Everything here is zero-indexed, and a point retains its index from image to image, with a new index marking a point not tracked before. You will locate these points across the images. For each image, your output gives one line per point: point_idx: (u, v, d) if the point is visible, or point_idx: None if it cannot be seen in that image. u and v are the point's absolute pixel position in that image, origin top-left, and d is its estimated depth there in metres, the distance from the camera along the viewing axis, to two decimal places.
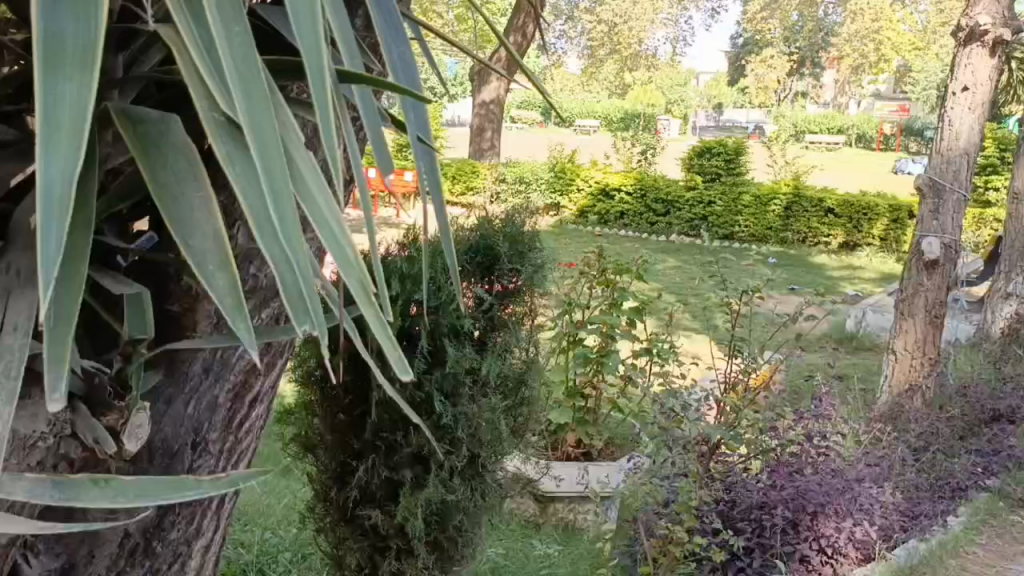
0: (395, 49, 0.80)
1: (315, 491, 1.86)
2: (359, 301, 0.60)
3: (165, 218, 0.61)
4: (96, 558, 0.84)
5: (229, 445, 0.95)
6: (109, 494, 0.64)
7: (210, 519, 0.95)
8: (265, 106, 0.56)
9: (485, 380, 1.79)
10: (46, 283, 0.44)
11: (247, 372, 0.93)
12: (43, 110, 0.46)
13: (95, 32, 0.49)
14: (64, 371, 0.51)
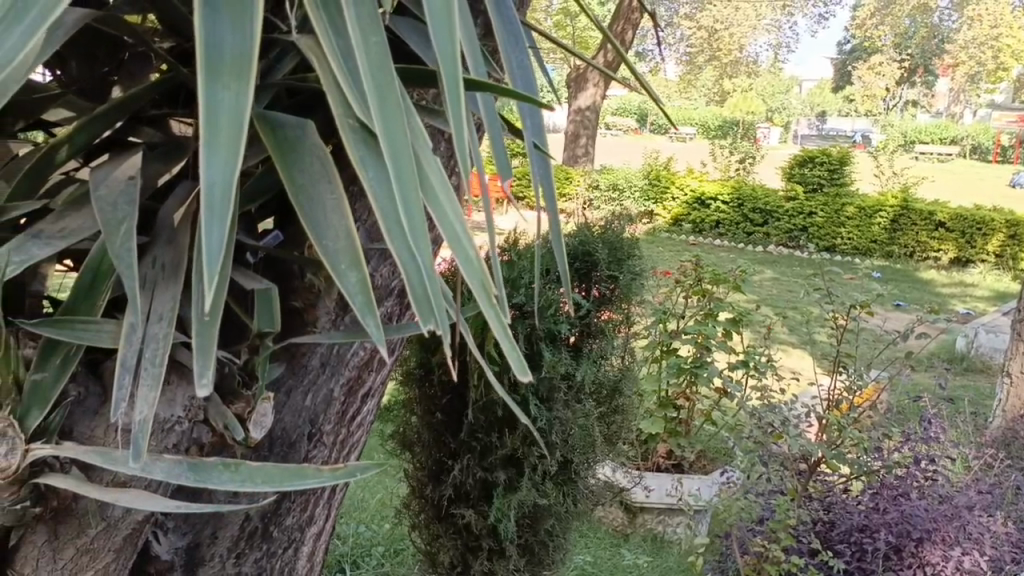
0: (514, 58, 0.81)
1: (411, 488, 1.90)
2: (481, 302, 0.61)
3: (301, 218, 0.64)
4: (219, 539, 0.87)
5: (341, 437, 1.00)
6: (238, 479, 0.68)
7: (321, 507, 1.00)
8: (397, 114, 0.58)
9: (580, 386, 1.80)
10: (210, 277, 0.48)
11: (360, 368, 0.97)
12: (206, 116, 0.50)
13: (250, 42, 0.52)
14: (213, 360, 0.55)
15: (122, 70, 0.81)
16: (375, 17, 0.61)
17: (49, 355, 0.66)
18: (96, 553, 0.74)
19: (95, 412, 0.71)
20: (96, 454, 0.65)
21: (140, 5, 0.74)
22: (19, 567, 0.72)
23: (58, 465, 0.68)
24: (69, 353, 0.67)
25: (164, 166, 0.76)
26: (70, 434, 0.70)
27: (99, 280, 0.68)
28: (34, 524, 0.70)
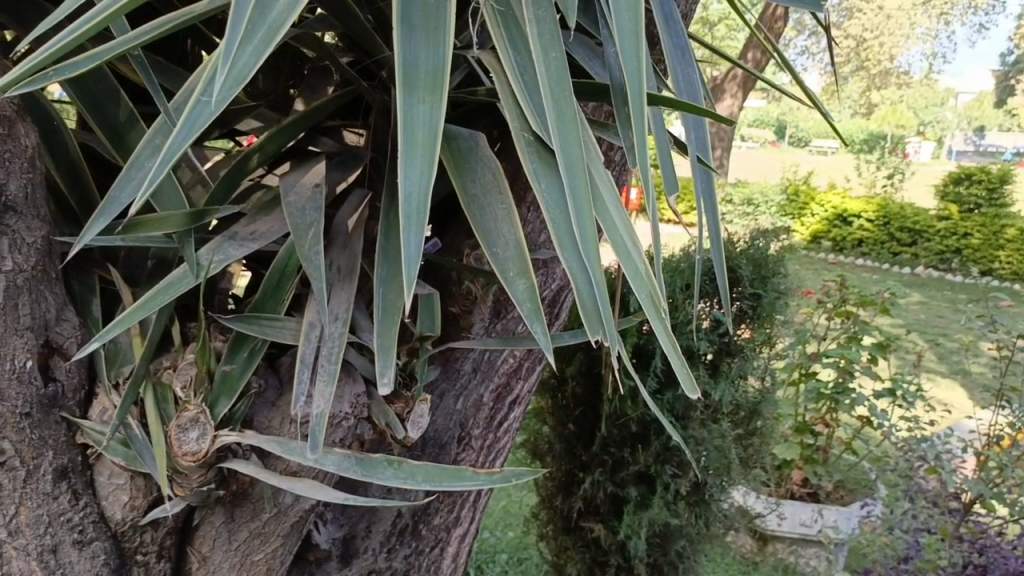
0: (682, 74, 0.79)
1: (540, 498, 1.91)
2: (650, 315, 0.60)
3: (474, 228, 0.66)
4: (372, 533, 0.91)
5: (487, 442, 1.01)
6: (401, 476, 0.73)
7: (467, 511, 1.01)
8: (576, 128, 0.58)
9: (717, 406, 1.79)
10: (408, 281, 0.51)
11: (509, 374, 0.99)
12: (403, 128, 0.52)
13: (443, 59, 0.55)
14: (394, 359, 0.61)
15: (303, 83, 0.86)
16: (555, 30, 0.61)
17: (238, 348, 0.71)
18: (266, 536, 0.78)
19: (273, 403, 0.76)
20: (277, 444, 0.70)
21: (329, 21, 0.76)
22: (198, 546, 0.78)
23: (240, 452, 0.72)
24: (255, 346, 0.73)
25: (342, 174, 0.80)
26: (251, 422, 0.75)
27: (285, 280, 0.73)
28: (215, 506, 0.75)
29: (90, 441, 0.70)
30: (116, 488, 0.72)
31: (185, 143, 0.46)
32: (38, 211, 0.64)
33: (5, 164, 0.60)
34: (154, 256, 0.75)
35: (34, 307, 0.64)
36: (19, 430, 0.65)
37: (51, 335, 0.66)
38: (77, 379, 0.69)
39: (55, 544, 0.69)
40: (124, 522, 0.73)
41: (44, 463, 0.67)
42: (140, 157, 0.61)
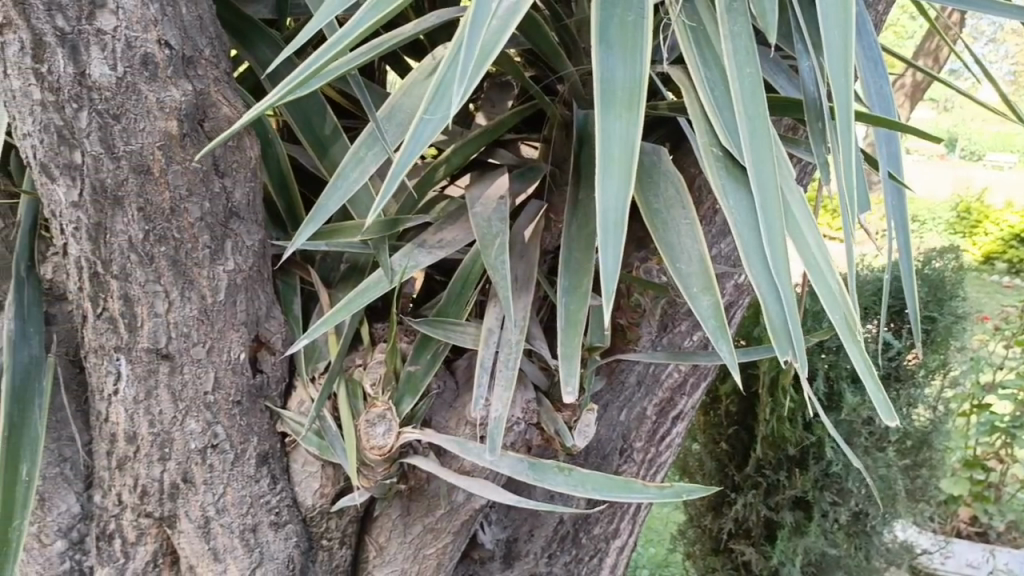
0: (874, 84, 0.76)
1: (689, 516, 1.89)
2: (844, 336, 0.59)
3: (657, 242, 0.66)
4: (534, 537, 0.94)
5: (649, 456, 1.01)
6: (573, 483, 0.74)
7: (628, 523, 1.00)
8: (772, 147, 0.57)
9: (883, 434, 1.69)
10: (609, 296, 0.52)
11: (674, 389, 0.98)
12: (601, 146, 0.53)
13: (640, 76, 0.55)
14: (577, 367, 0.64)
15: (483, 97, 0.89)
16: (751, 46, 0.59)
17: (422, 350, 0.75)
18: (438, 532, 0.81)
19: (450, 405, 0.80)
20: (455, 444, 0.73)
21: (517, 39, 0.79)
22: (375, 535, 0.82)
23: (420, 449, 0.76)
24: (437, 349, 0.76)
25: (522, 187, 0.81)
26: (429, 422, 0.79)
27: (467, 289, 0.76)
28: (393, 498, 0.79)
29: (288, 430, 0.75)
30: (308, 475, 0.77)
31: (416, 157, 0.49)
32: (257, 217, 0.70)
33: (233, 173, 0.67)
34: (346, 261, 0.81)
35: (249, 306, 0.71)
36: (231, 416, 0.72)
37: (260, 331, 0.73)
38: (279, 372, 0.76)
39: (255, 524, 0.75)
40: (313, 508, 0.78)
41: (249, 446, 0.73)
42: (346, 170, 0.66)
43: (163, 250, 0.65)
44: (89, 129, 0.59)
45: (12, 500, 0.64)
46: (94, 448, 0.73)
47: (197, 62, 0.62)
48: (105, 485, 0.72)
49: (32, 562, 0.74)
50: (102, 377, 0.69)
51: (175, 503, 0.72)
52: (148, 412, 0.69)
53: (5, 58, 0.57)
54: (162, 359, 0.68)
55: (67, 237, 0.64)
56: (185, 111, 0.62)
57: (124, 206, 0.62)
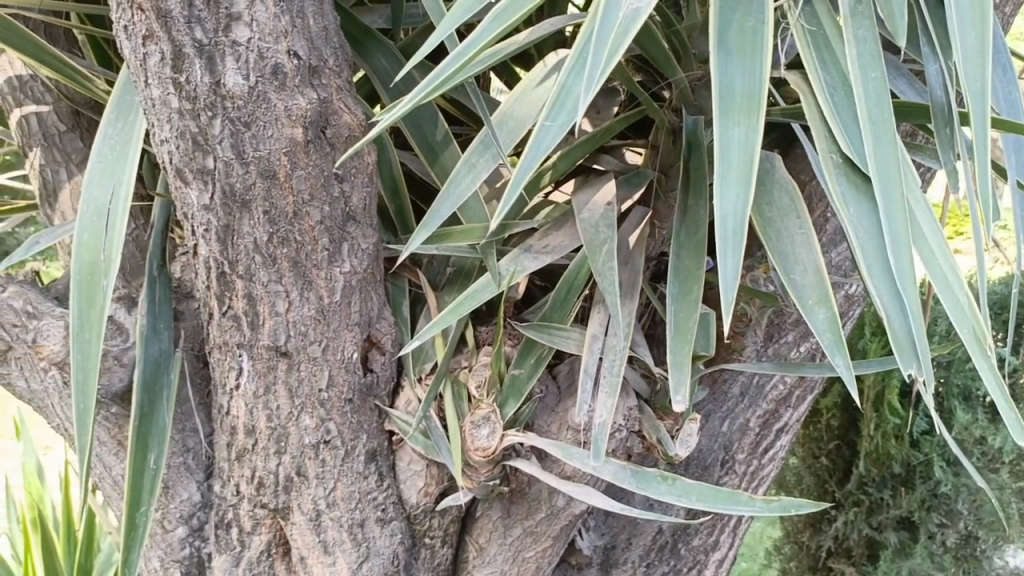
0: (1003, 89, 0.73)
1: (785, 531, 1.85)
2: (974, 352, 0.56)
3: (769, 250, 0.65)
4: (633, 545, 0.94)
5: (751, 469, 0.99)
6: (677, 493, 0.73)
7: (728, 536, 0.99)
8: (897, 154, 0.55)
9: (997, 455, 1.62)
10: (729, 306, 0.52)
11: (779, 401, 0.96)
12: (720, 154, 0.52)
13: (760, 83, 0.53)
14: (688, 375, 0.63)
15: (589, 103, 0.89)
16: (876, 53, 0.58)
17: (526, 354, 0.76)
18: (538, 535, 0.82)
19: (552, 409, 0.80)
20: (558, 448, 0.73)
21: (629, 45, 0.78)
22: (476, 536, 0.83)
23: (522, 452, 0.77)
24: (541, 353, 0.77)
25: (629, 193, 0.80)
26: (532, 426, 0.79)
27: (572, 293, 0.76)
28: (494, 500, 0.80)
29: (396, 429, 0.77)
30: (413, 474, 0.79)
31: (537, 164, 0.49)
32: (372, 221, 0.72)
33: (352, 179, 0.69)
34: (452, 264, 0.83)
35: (363, 306, 0.73)
36: (343, 413, 0.74)
37: (372, 331, 0.75)
38: (388, 372, 0.78)
39: (363, 519, 0.77)
40: (417, 506, 0.80)
41: (359, 443, 0.75)
42: (458, 175, 0.67)
43: (285, 252, 0.68)
44: (221, 135, 0.62)
45: (142, 486, 0.68)
46: (215, 439, 0.76)
47: (322, 71, 0.65)
48: (224, 475, 0.76)
49: (156, 547, 0.78)
50: (225, 372, 0.73)
51: (289, 495, 0.75)
52: (267, 407, 0.73)
53: (146, 67, 0.61)
54: (281, 357, 0.71)
55: (197, 239, 0.68)
56: (310, 119, 0.64)
57: (251, 209, 0.65)
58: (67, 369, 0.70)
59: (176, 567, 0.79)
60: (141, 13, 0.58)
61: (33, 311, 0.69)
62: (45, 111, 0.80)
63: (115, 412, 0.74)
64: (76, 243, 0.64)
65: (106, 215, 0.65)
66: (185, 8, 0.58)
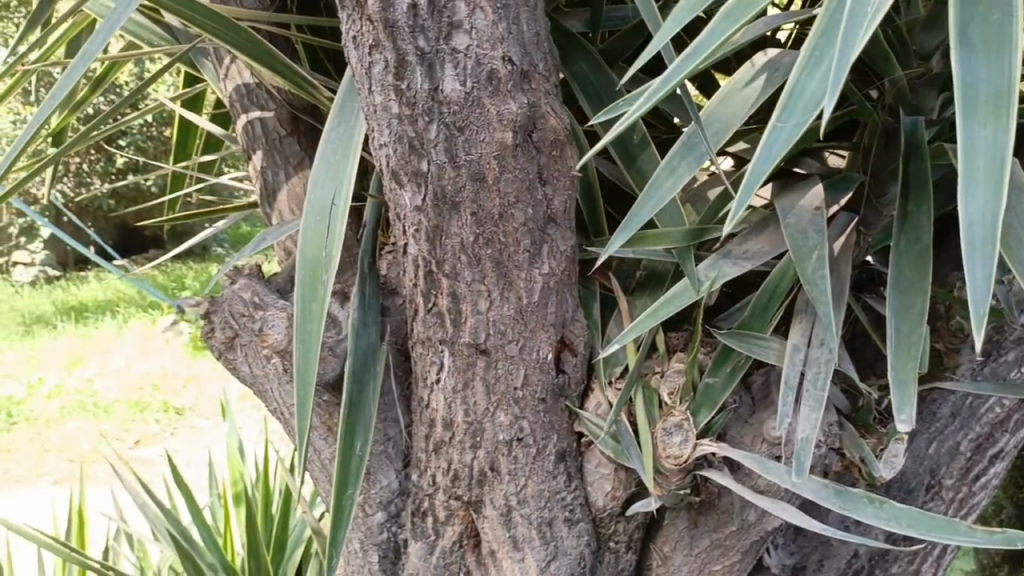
0: None
1: (980, 563, 1.71)
2: None
3: (1009, 260, 0.60)
4: (824, 568, 0.90)
5: (960, 496, 0.91)
6: (884, 517, 0.69)
7: (931, 566, 0.93)
8: None
9: None
10: (980, 325, 0.46)
11: (995, 425, 0.88)
12: (964, 163, 0.45)
13: (1010, 73, 0.45)
14: (915, 394, 0.59)
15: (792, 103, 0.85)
16: None
17: (722, 362, 0.74)
18: (726, 549, 0.80)
19: (746, 420, 0.77)
20: (755, 461, 0.71)
21: None
22: (661, 544, 0.82)
23: (714, 462, 0.74)
24: (738, 362, 0.74)
25: (836, 199, 0.75)
26: (725, 436, 0.76)
27: (773, 302, 0.74)
28: (682, 509, 0.79)
29: (586, 430, 0.78)
30: (601, 477, 0.78)
31: (770, 169, 0.48)
32: (571, 224, 0.73)
33: (554, 182, 0.70)
34: (644, 267, 0.82)
35: (559, 308, 0.74)
36: (536, 412, 0.75)
37: (566, 333, 0.76)
38: (580, 373, 0.78)
39: (551, 518, 0.78)
40: (604, 509, 0.80)
41: (550, 444, 0.77)
42: (658, 180, 0.66)
43: (489, 252, 0.70)
44: (437, 139, 0.65)
45: (349, 472, 0.71)
46: (413, 430, 0.80)
47: (532, 76, 0.66)
48: (422, 465, 0.79)
49: (356, 530, 0.82)
50: (427, 366, 0.76)
51: (482, 489, 0.77)
52: (464, 402, 0.75)
53: (370, 75, 0.64)
54: (480, 354, 0.73)
55: (408, 238, 0.72)
56: (520, 123, 0.65)
57: (461, 211, 0.68)
58: (287, 357, 0.76)
59: (374, 550, 0.83)
60: (369, 23, 0.62)
61: (259, 303, 0.76)
62: (269, 117, 0.87)
63: (326, 400, 0.78)
64: (301, 241, 0.69)
65: (328, 216, 0.69)
66: (410, 18, 0.61)
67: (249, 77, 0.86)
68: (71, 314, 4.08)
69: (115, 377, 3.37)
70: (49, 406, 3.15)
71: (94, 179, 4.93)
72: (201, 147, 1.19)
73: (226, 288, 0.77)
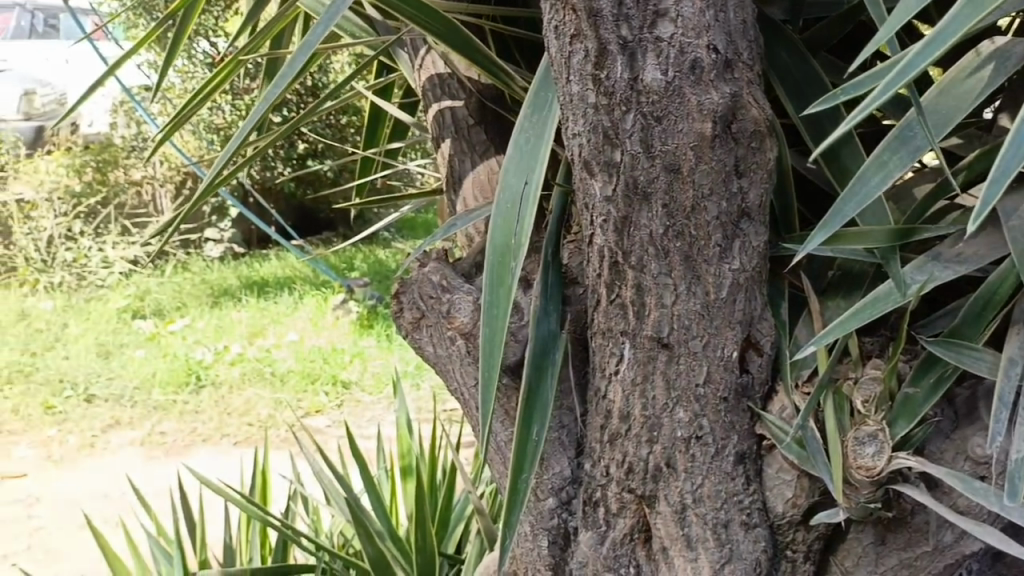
0: None
1: None
2: None
3: None
4: None
5: None
6: None
7: None
8: None
9: None
10: None
11: None
12: None
13: None
14: None
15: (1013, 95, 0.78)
16: None
17: (924, 372, 0.69)
18: (917, 570, 0.75)
19: (948, 436, 0.71)
20: (957, 478, 0.66)
21: None
22: (842, 558, 0.79)
23: (910, 477, 0.70)
24: (943, 372, 0.69)
25: None
26: (922, 450, 0.72)
27: (987, 311, 0.68)
28: (869, 523, 0.75)
29: (768, 433, 0.75)
30: (782, 483, 0.77)
31: None
32: (765, 220, 0.70)
33: (751, 175, 0.67)
34: (838, 267, 0.78)
35: (746, 305, 0.72)
36: (717, 411, 0.74)
37: (752, 332, 0.73)
38: (765, 374, 0.76)
39: (728, 520, 0.76)
40: (783, 516, 0.77)
41: (730, 444, 0.75)
42: (867, 175, 0.62)
43: (678, 245, 0.69)
44: (632, 130, 0.65)
45: (526, 455, 0.72)
46: (589, 420, 0.80)
47: (735, 65, 0.64)
48: (595, 456, 0.79)
49: (527, 514, 0.83)
50: (606, 357, 0.75)
51: (657, 484, 0.76)
52: (643, 396, 0.74)
53: (569, 65, 0.64)
54: (662, 348, 0.72)
55: (595, 228, 0.71)
56: (720, 113, 0.64)
57: (652, 203, 0.67)
58: (472, 340, 0.79)
59: (544, 535, 0.83)
60: (572, 13, 0.62)
61: (447, 286, 0.80)
62: (459, 106, 0.90)
63: (506, 384, 0.80)
64: (492, 226, 0.70)
65: (519, 204, 0.70)
66: (616, 7, 0.62)
67: (442, 67, 0.90)
68: (254, 288, 4.40)
69: (291, 350, 3.60)
70: (232, 373, 3.41)
71: (277, 163, 5.27)
72: (388, 134, 1.24)
73: (417, 271, 0.81)
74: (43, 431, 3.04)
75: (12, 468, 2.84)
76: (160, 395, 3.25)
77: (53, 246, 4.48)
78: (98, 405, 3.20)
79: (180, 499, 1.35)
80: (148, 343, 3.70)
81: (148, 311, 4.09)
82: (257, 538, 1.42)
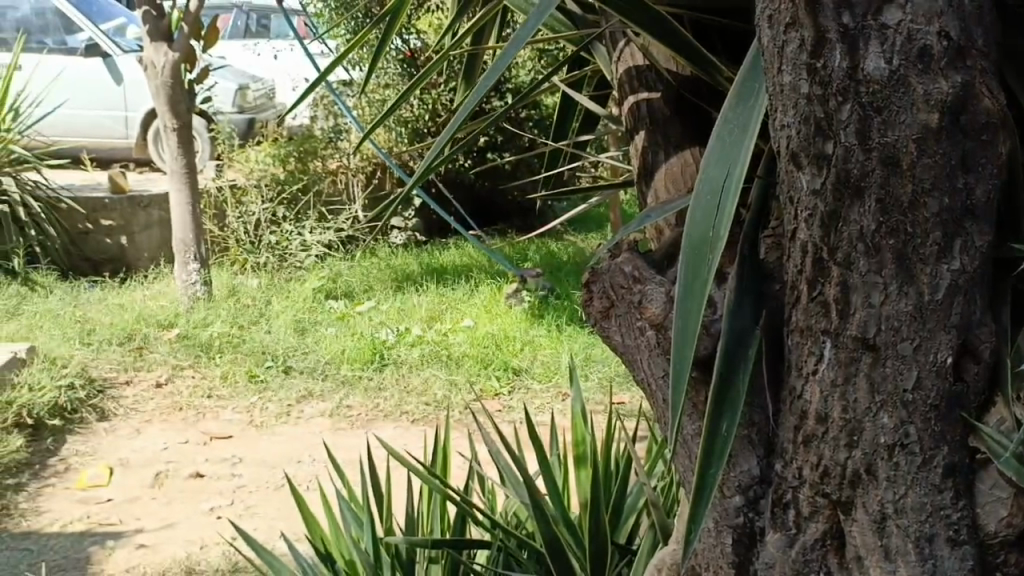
0: None
1: None
2: None
3: None
4: None
5: None
6: None
7: None
8: None
9: None
10: None
11: None
12: None
13: None
14: None
15: None
16: None
17: None
18: None
19: None
20: None
21: None
22: None
23: None
24: None
25: None
26: None
27: None
28: None
29: (983, 446, 0.71)
30: (995, 500, 0.72)
31: None
32: (991, 218, 0.66)
33: (978, 170, 0.64)
34: None
35: (965, 308, 0.68)
36: (926, 419, 0.70)
37: (969, 337, 0.69)
38: (981, 383, 0.71)
39: (932, 533, 0.72)
40: (995, 536, 0.73)
41: (938, 455, 0.71)
42: None
43: (892, 242, 0.65)
44: (848, 121, 0.62)
45: (714, 449, 0.71)
46: (782, 419, 0.77)
47: (968, 53, 0.61)
48: (787, 457, 0.77)
49: (712, 510, 0.83)
50: (804, 356, 0.73)
51: (855, 491, 0.73)
52: (843, 397, 0.71)
53: (782, 54, 0.63)
54: (868, 350, 0.69)
55: (798, 223, 0.69)
56: (949, 103, 0.61)
57: (865, 197, 0.64)
58: (663, 332, 0.79)
59: (728, 533, 0.82)
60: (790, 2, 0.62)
61: (640, 277, 0.81)
62: (655, 98, 0.90)
63: (696, 377, 0.80)
64: (690, 217, 0.70)
65: (720, 195, 0.69)
66: None
67: (641, 59, 0.91)
68: (435, 275, 4.60)
69: (466, 335, 3.74)
70: (412, 354, 3.58)
71: (459, 155, 5.46)
72: (577, 126, 1.26)
73: (609, 262, 0.84)
74: (246, 398, 3.33)
75: (220, 429, 3.13)
76: (348, 370, 3.47)
77: (259, 230, 4.81)
78: (294, 376, 3.47)
79: (368, 466, 1.43)
80: (338, 321, 3.96)
81: (339, 292, 4.37)
82: (437, 509, 1.48)
